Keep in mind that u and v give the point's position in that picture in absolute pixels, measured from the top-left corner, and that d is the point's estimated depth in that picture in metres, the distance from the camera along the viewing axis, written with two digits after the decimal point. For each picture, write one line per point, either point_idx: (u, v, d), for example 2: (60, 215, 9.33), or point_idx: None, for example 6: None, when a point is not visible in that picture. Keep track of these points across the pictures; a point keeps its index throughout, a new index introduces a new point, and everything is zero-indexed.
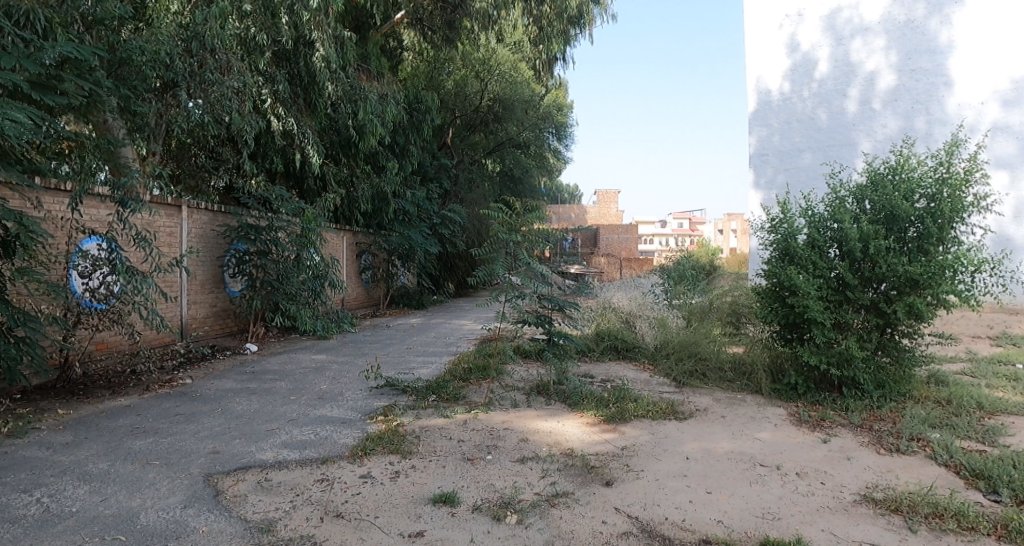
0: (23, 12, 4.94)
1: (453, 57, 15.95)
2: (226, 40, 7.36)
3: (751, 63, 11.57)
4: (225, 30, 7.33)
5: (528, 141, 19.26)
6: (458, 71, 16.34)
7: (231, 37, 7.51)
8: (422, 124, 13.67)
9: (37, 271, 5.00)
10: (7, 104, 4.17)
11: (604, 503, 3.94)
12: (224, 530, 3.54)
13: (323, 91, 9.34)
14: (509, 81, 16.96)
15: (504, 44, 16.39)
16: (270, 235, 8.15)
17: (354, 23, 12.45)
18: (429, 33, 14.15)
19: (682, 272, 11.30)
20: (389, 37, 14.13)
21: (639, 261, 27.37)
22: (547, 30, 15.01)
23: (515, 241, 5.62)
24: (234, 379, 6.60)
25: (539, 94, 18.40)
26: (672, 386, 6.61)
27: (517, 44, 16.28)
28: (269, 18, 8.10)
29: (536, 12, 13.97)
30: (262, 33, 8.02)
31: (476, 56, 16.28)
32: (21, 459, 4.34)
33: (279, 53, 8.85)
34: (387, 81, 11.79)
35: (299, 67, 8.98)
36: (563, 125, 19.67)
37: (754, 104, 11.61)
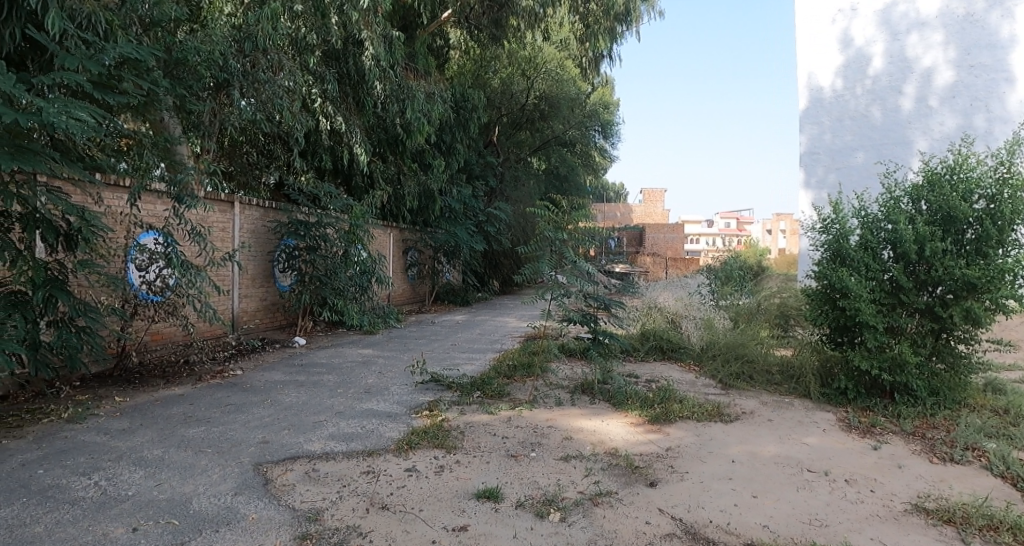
0: (85, 15, 5.07)
1: (499, 54, 15.79)
2: (278, 40, 7.51)
3: (803, 57, 11.25)
4: (277, 31, 7.47)
5: (573, 139, 19.16)
6: (505, 69, 16.19)
7: (282, 37, 7.65)
8: (468, 122, 13.74)
9: (97, 264, 5.22)
10: (70, 103, 4.36)
11: (648, 504, 3.91)
12: (273, 518, 3.63)
13: (371, 90, 9.47)
14: (556, 79, 16.65)
15: (550, 41, 15.98)
16: (319, 231, 8.40)
17: (402, 22, 12.57)
18: (475, 31, 14.26)
19: (729, 271, 11.12)
20: (436, 36, 14.20)
21: (685, 261, 26.95)
22: (594, 27, 15.07)
23: (561, 239, 5.48)
24: (283, 371, 6.75)
25: (585, 92, 18.23)
26: (718, 388, 6.48)
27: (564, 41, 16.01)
28: (319, 17, 8.16)
29: (583, 10, 14.13)
30: (312, 33, 8.15)
31: (522, 54, 15.99)
32: (81, 444, 4.55)
33: (330, 52, 9.02)
34: (433, 80, 11.91)
35: (348, 65, 9.13)
36: (609, 123, 19.40)
37: (805, 101, 11.32)
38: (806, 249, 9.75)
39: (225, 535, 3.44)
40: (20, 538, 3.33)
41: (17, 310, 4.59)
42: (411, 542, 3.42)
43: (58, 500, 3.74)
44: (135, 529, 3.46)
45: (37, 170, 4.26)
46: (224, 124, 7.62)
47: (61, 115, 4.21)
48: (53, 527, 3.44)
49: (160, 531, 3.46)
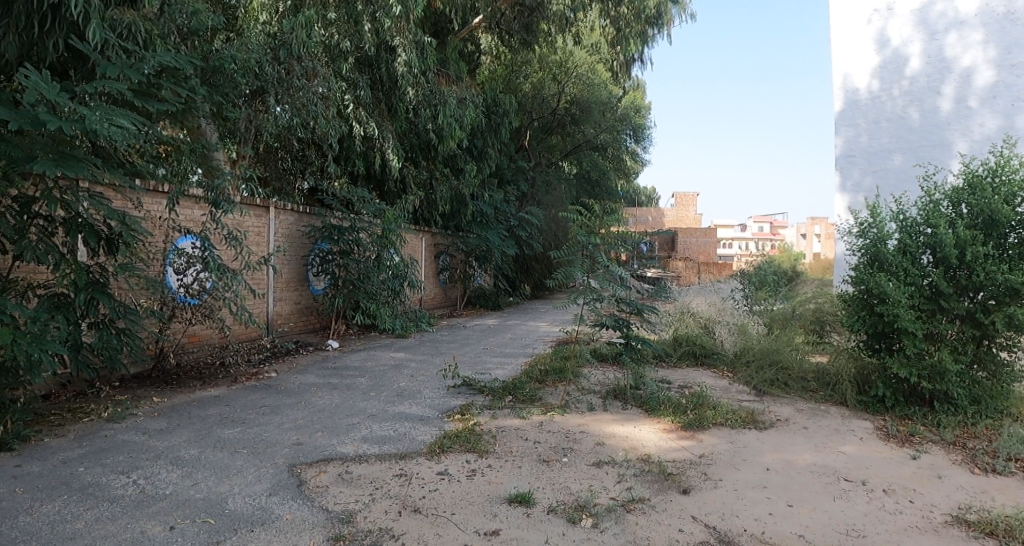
0: (125, 25, 5.15)
1: (531, 60, 16.18)
2: (312, 47, 7.65)
3: (837, 59, 11.11)
4: (311, 38, 7.63)
5: (605, 144, 19.11)
6: (535, 73, 16.53)
7: (316, 44, 7.79)
8: (499, 127, 13.82)
9: (137, 267, 5.34)
10: (112, 111, 4.48)
11: (681, 511, 3.86)
12: (307, 519, 3.68)
13: (403, 96, 9.58)
14: (587, 83, 16.81)
15: (581, 45, 16.28)
16: (352, 236, 8.45)
17: (434, 28, 12.70)
18: (506, 37, 14.29)
19: (763, 276, 10.96)
20: (466, 41, 14.25)
21: (718, 266, 26.67)
22: (624, 31, 14.78)
23: (594, 243, 5.42)
24: (317, 373, 6.84)
25: (616, 96, 18.18)
26: (752, 394, 6.38)
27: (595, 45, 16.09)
28: (353, 25, 8.34)
29: (614, 13, 14.10)
30: (346, 39, 8.28)
31: (553, 59, 16.37)
32: (120, 443, 4.67)
33: (363, 59, 9.17)
34: (465, 85, 12.01)
35: (381, 72, 9.27)
36: (640, 127, 19.59)
37: (840, 103, 11.17)
38: (842, 253, 9.57)
39: (260, 535, 3.49)
40: (63, 533, 3.42)
41: (60, 311, 4.72)
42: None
43: (99, 497, 3.84)
44: (172, 527, 3.54)
45: (81, 176, 4.36)
46: (260, 129, 7.87)
47: (104, 122, 4.34)
48: (93, 524, 3.53)
49: (197, 530, 3.53)
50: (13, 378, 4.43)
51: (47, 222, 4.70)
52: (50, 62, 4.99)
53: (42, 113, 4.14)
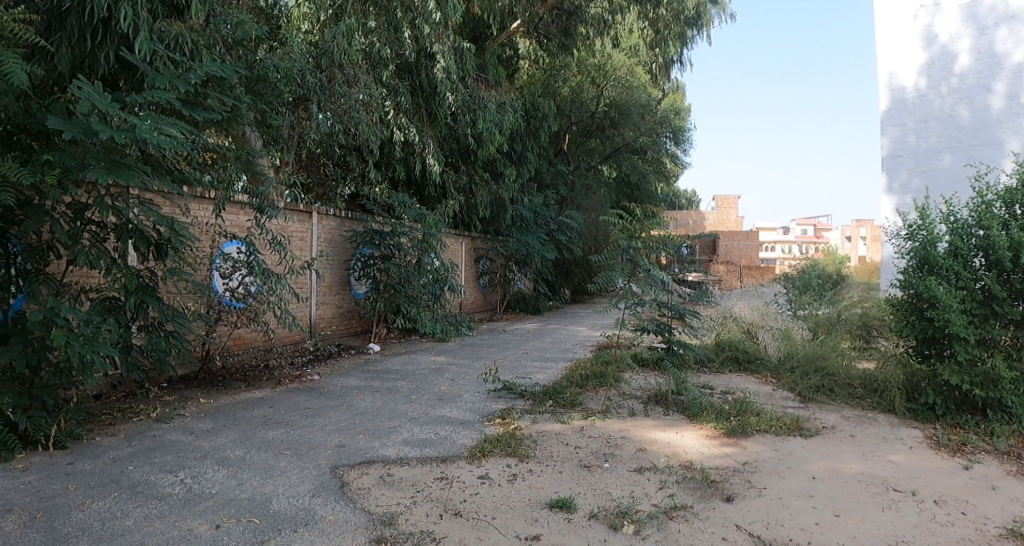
0: (173, 36, 5.34)
1: (569, 63, 15.95)
2: (353, 55, 7.82)
3: (882, 57, 10.84)
4: (351, 46, 7.81)
5: (645, 146, 18.99)
6: (574, 77, 16.41)
7: (357, 52, 7.95)
8: (538, 131, 13.92)
9: (185, 272, 5.50)
10: (162, 120, 4.61)
11: (724, 519, 3.80)
12: (349, 520, 3.73)
13: (442, 101, 9.67)
14: (626, 86, 16.86)
15: (619, 49, 16.48)
16: (394, 240, 8.51)
17: (473, 34, 12.85)
18: (544, 41, 14.42)
19: (807, 280, 10.73)
20: (505, 46, 14.42)
21: (761, 269, 26.25)
22: (663, 33, 14.58)
23: (635, 247, 5.41)
24: (359, 376, 6.94)
25: (655, 99, 18.06)
26: (797, 401, 6.25)
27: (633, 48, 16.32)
28: (393, 33, 8.49)
29: (652, 15, 13.98)
30: (386, 47, 8.39)
31: (591, 62, 16.45)
32: (168, 442, 4.80)
33: (403, 66, 9.29)
34: (504, 90, 12.08)
35: (420, 78, 9.38)
36: (680, 130, 19.09)
37: (886, 102, 10.89)
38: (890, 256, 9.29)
39: (304, 535, 3.55)
40: (114, 530, 3.53)
41: (112, 314, 4.86)
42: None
43: (148, 495, 3.96)
44: (218, 526, 3.62)
45: (131, 183, 4.48)
46: (302, 137, 7.92)
47: (154, 132, 4.47)
48: (142, 521, 3.63)
49: (242, 529, 3.60)
50: (67, 378, 4.59)
51: (98, 229, 4.86)
52: (102, 74, 5.18)
53: (94, 123, 4.28)
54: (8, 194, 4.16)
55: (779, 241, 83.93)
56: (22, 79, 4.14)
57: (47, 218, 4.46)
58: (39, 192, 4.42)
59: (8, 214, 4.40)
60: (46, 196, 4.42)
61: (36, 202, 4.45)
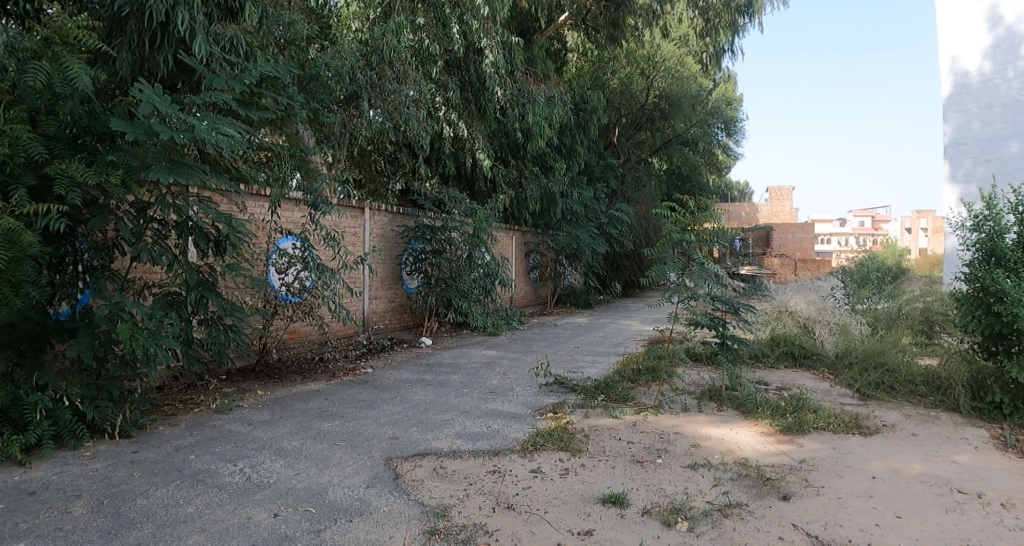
0: (228, 38, 5.42)
1: (618, 54, 15.81)
2: (402, 52, 7.91)
3: (945, 41, 10.48)
4: (400, 43, 7.89)
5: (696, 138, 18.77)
6: (623, 69, 16.09)
7: (406, 49, 8.02)
8: (588, 124, 13.94)
9: (243, 267, 5.65)
10: (219, 120, 4.72)
11: (781, 518, 3.72)
12: (403, 512, 3.78)
13: (492, 96, 9.73)
14: (675, 76, 16.52)
15: (669, 38, 16.10)
16: (445, 235, 8.73)
17: (520, 28, 12.89)
18: (593, 32, 14.46)
19: (865, 273, 10.40)
20: (554, 40, 14.38)
21: (817, 263, 25.66)
22: (714, 22, 14.29)
23: (688, 241, 5.28)
24: (411, 369, 7.03)
25: (706, 90, 17.80)
26: (855, 398, 6.08)
27: (683, 38, 15.98)
28: (441, 28, 8.69)
29: (702, 4, 13.80)
30: (435, 43, 8.55)
31: (641, 53, 16.09)
32: (228, 433, 4.95)
33: (451, 62, 9.36)
34: (553, 83, 12.04)
35: (470, 73, 9.47)
36: (731, 120, 19.40)
37: (948, 88, 10.52)
38: (955, 247, 8.91)
39: (359, 525, 3.61)
40: (177, 516, 3.65)
41: (173, 308, 5.04)
42: (538, 542, 3.44)
43: (208, 484, 4.08)
44: (276, 515, 3.71)
45: (191, 182, 4.63)
46: (354, 134, 8.10)
47: (212, 132, 4.58)
48: (203, 509, 3.75)
49: (298, 518, 3.69)
50: (132, 370, 4.80)
51: (160, 226, 5.02)
52: (160, 76, 5.29)
53: (155, 124, 4.40)
54: (75, 194, 4.32)
55: (828, 233, 81.26)
56: (87, 83, 4.27)
57: (112, 216, 4.62)
58: (104, 191, 4.58)
59: (76, 213, 4.56)
60: (111, 195, 4.58)
61: (102, 202, 4.61)
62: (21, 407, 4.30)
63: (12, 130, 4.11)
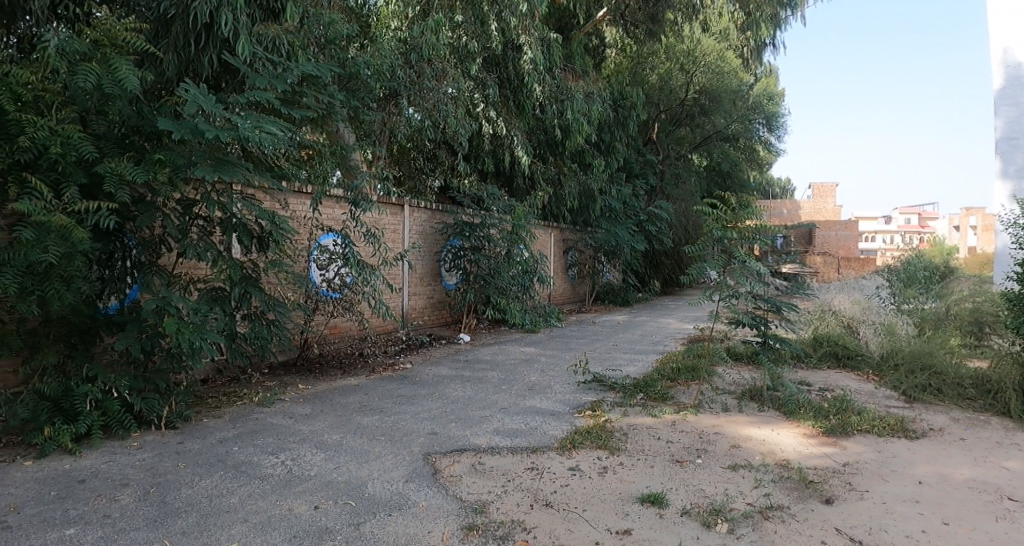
0: (270, 38, 5.51)
1: (657, 50, 15.78)
2: (440, 49, 7.99)
3: (996, 32, 10.13)
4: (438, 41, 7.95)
5: (736, 134, 18.77)
6: (662, 64, 16.13)
7: (444, 47, 8.09)
8: (628, 120, 13.81)
9: (285, 263, 5.75)
10: (262, 118, 4.79)
11: (823, 522, 3.64)
12: (441, 507, 3.80)
13: (530, 93, 9.75)
14: (715, 71, 16.46)
15: (709, 32, 15.67)
16: (483, 232, 8.72)
17: (558, 24, 12.90)
18: (631, 28, 14.25)
19: (912, 272, 10.13)
20: (592, 36, 14.28)
21: (860, 261, 25.22)
22: (755, 15, 13.31)
23: (729, 239, 5.26)
24: (449, 366, 7.08)
25: (746, 85, 17.65)
26: (900, 400, 5.93)
27: (723, 33, 15.02)
28: (479, 26, 8.73)
29: None
30: (473, 40, 8.60)
31: (681, 49, 16.05)
32: (269, 426, 5.05)
33: (490, 59, 9.40)
34: (591, 79, 11.99)
35: (508, 70, 9.46)
36: (773, 115, 19.22)
37: (1000, 80, 10.16)
38: (1007, 246, 8.64)
39: (397, 519, 3.65)
40: (220, 507, 3.73)
41: (218, 303, 5.15)
42: (577, 540, 3.43)
43: (250, 476, 4.17)
44: (316, 507, 3.77)
45: (235, 180, 4.71)
46: (394, 132, 8.28)
47: (255, 131, 4.65)
48: (245, 500, 3.83)
49: (338, 511, 3.74)
50: (176, 363, 4.88)
51: (205, 223, 5.13)
52: (204, 76, 5.43)
53: (200, 123, 4.48)
54: (124, 192, 4.42)
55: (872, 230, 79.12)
56: (135, 83, 4.38)
57: (159, 213, 4.74)
58: (151, 189, 4.69)
59: (125, 210, 4.69)
60: (158, 193, 4.69)
61: (148, 199, 4.73)
62: (71, 398, 4.46)
63: (64, 130, 4.21)
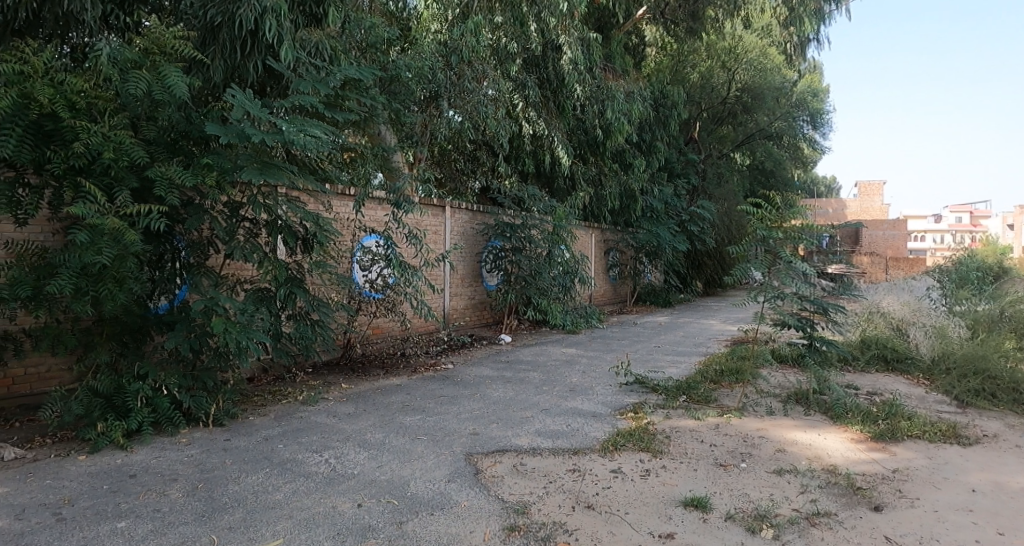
0: (313, 44, 5.64)
1: (697, 48, 15.96)
2: (480, 51, 8.09)
3: None
4: (478, 42, 8.06)
5: (780, 132, 18.60)
6: (704, 62, 16.13)
7: (484, 48, 8.18)
8: (669, 120, 13.81)
9: (329, 265, 5.86)
10: (306, 122, 4.87)
11: (872, 530, 3.55)
12: (483, 507, 3.82)
13: (571, 93, 9.72)
14: (757, 68, 16.15)
15: (750, 29, 15.28)
16: (525, 233, 8.69)
17: (598, 24, 12.88)
18: (672, 26, 14.16)
19: (966, 273, 9.81)
20: (632, 34, 14.20)
21: (910, 261, 24.60)
22: (798, 10, 13.17)
23: (775, 238, 5.17)
24: (490, 366, 7.12)
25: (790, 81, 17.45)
26: (953, 406, 5.76)
27: (764, 29, 14.94)
28: (519, 27, 8.76)
29: None
30: (512, 41, 8.63)
31: (721, 46, 15.91)
32: (314, 424, 5.14)
33: (530, 60, 9.40)
34: (631, 78, 11.93)
35: (548, 71, 9.49)
36: (818, 112, 18.84)
37: None
38: None
39: (439, 518, 3.68)
40: (266, 503, 3.81)
41: (264, 304, 5.28)
42: (619, 543, 3.41)
43: (295, 473, 4.25)
44: (359, 505, 3.82)
45: (280, 182, 4.80)
46: (435, 134, 8.34)
47: (300, 134, 4.73)
48: (290, 497, 3.91)
49: (381, 509, 3.79)
50: (224, 362, 5.03)
51: (252, 225, 5.26)
52: (251, 83, 5.54)
53: (247, 127, 4.58)
54: (173, 195, 4.52)
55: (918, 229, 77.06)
56: (184, 90, 4.51)
57: (207, 216, 4.87)
58: (199, 193, 4.82)
59: (175, 213, 4.82)
60: (206, 196, 4.81)
61: (197, 203, 4.86)
62: (123, 395, 4.58)
63: (116, 136, 4.33)
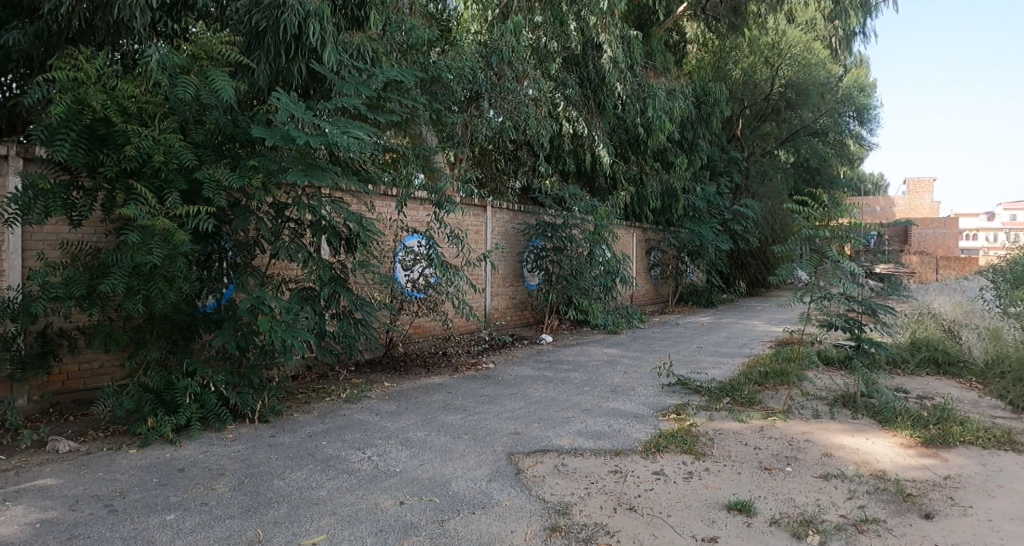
0: (355, 46, 5.71)
1: (739, 44, 15.41)
2: (521, 51, 8.17)
3: None
4: (518, 43, 8.12)
5: (825, 128, 18.27)
6: (745, 58, 15.79)
7: (524, 48, 8.23)
8: (711, 118, 13.70)
9: (371, 264, 5.94)
10: (349, 124, 4.94)
11: (923, 538, 3.44)
12: (524, 507, 3.83)
13: (611, 92, 9.67)
14: (802, 63, 16.15)
15: (795, 23, 15.04)
16: (565, 233, 8.68)
17: (638, 21, 12.81)
18: (713, 22, 13.86)
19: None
20: (673, 31, 14.00)
21: (961, 261, 23.83)
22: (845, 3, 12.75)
23: (822, 237, 5.08)
24: (531, 366, 7.13)
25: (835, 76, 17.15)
26: (1010, 411, 5.55)
27: (809, 23, 14.76)
28: (559, 26, 8.76)
29: None
30: (553, 40, 8.68)
31: (764, 41, 15.88)
32: (356, 422, 5.22)
33: (569, 59, 9.38)
34: (672, 76, 11.82)
35: (588, 70, 9.47)
36: (864, 108, 18.64)
37: None
38: None
39: (480, 517, 3.69)
40: (309, 499, 3.88)
41: (308, 303, 5.38)
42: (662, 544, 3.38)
43: (338, 470, 4.32)
44: (401, 503, 3.86)
45: (324, 184, 4.87)
46: (475, 135, 8.32)
47: (343, 135, 4.79)
48: (333, 493, 3.97)
49: (422, 507, 3.82)
50: (269, 359, 5.14)
51: (296, 225, 5.36)
52: (295, 85, 5.63)
53: (292, 130, 4.66)
54: (220, 197, 4.63)
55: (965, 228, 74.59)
56: (230, 93, 4.63)
57: (253, 217, 4.98)
58: (245, 194, 4.91)
59: (222, 214, 4.94)
60: (252, 197, 4.91)
61: (243, 203, 4.96)
62: (172, 391, 4.74)
63: (166, 139, 4.42)
